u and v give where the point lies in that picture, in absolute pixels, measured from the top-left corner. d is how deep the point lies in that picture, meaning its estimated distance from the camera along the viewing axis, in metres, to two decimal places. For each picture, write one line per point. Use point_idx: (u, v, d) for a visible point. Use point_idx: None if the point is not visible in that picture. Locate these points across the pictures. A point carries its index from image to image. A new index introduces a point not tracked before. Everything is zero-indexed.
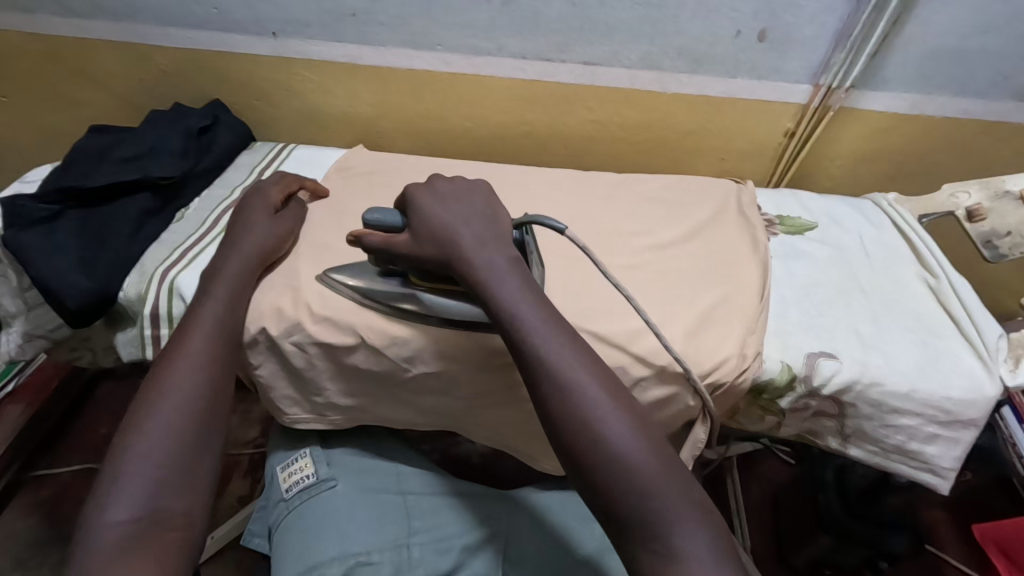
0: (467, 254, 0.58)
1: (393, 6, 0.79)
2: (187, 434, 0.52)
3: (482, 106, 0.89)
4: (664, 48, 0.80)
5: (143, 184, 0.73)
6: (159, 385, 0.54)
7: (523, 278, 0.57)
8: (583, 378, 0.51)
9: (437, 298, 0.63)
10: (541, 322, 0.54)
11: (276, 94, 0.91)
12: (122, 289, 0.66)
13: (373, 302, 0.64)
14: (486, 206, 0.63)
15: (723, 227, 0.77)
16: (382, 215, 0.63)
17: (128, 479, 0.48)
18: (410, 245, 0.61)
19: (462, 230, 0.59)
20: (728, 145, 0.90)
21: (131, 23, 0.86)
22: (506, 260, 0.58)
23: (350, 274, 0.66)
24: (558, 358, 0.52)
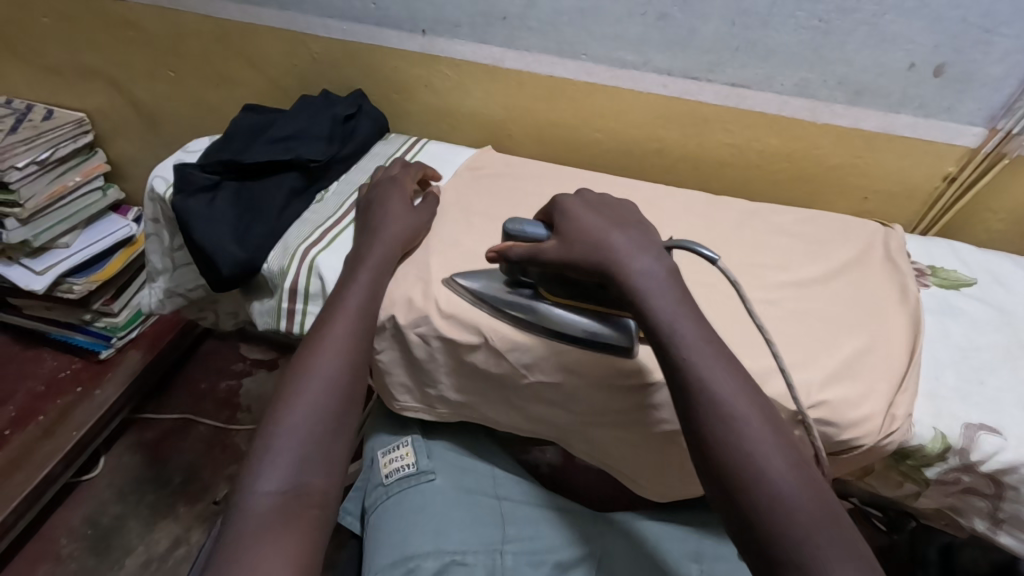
0: (617, 259, 0.57)
1: (547, 13, 0.81)
2: (327, 417, 0.56)
3: (615, 119, 0.88)
4: (824, 76, 0.76)
5: (293, 164, 0.77)
6: (307, 367, 0.58)
7: (682, 295, 0.56)
8: (739, 404, 0.50)
9: (567, 316, 0.63)
10: (701, 342, 0.52)
11: (415, 90, 0.94)
12: (266, 262, 0.70)
13: (501, 313, 0.64)
14: (636, 219, 0.63)
15: (869, 271, 0.72)
16: (526, 227, 0.63)
17: (279, 450, 0.53)
18: (559, 248, 0.60)
19: (615, 236, 0.59)
20: (876, 184, 0.84)
21: (297, 13, 0.92)
22: (667, 272, 0.57)
23: (480, 279, 0.65)
24: (713, 380, 0.51)
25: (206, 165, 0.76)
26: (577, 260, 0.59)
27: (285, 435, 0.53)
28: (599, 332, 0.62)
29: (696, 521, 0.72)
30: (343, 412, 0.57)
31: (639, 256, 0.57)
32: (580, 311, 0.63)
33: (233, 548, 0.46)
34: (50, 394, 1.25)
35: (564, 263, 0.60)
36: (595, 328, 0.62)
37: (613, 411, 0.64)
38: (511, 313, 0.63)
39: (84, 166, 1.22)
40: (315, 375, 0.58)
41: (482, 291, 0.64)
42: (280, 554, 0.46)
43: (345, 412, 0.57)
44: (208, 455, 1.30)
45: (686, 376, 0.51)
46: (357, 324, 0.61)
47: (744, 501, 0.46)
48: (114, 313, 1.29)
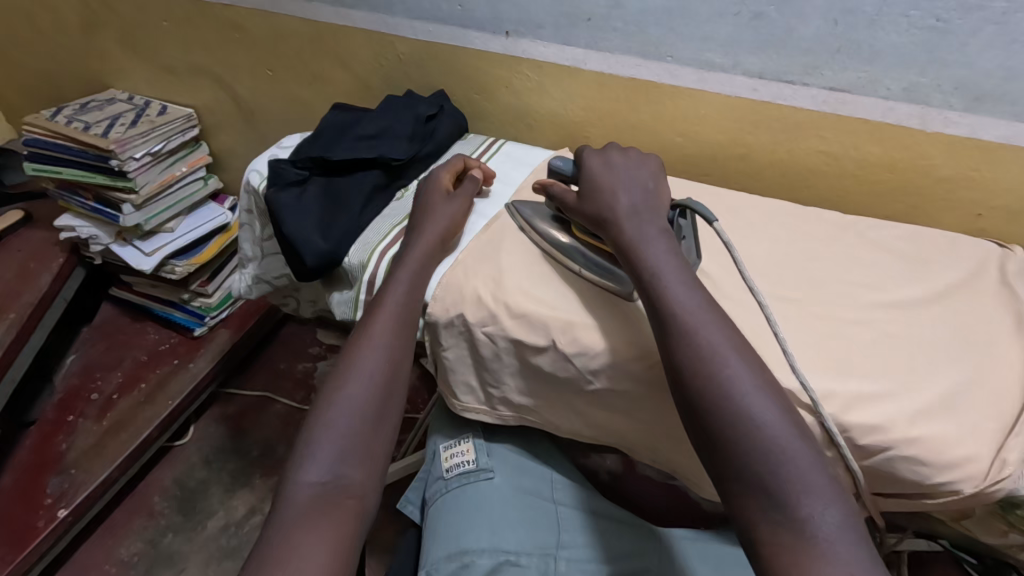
0: (614, 215, 0.64)
1: (633, 14, 0.79)
2: (367, 414, 0.59)
3: (699, 123, 0.84)
4: (938, 80, 0.70)
5: (377, 162, 0.81)
6: (349, 365, 0.62)
7: (674, 254, 0.60)
8: (720, 346, 0.52)
9: (586, 249, 0.68)
10: (682, 286, 0.57)
11: (495, 90, 0.94)
12: (347, 256, 0.73)
13: (534, 236, 0.72)
14: (651, 179, 0.70)
15: (978, 295, 0.65)
16: (564, 165, 0.74)
17: (321, 445, 0.56)
18: (579, 200, 0.69)
19: (619, 195, 0.66)
20: (993, 200, 0.76)
21: (386, 15, 0.95)
22: (660, 233, 0.62)
23: (527, 207, 0.75)
24: (694, 323, 0.54)
25: (297, 161, 0.81)
26: (585, 214, 0.67)
27: (327, 432, 0.57)
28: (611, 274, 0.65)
29: None
30: (383, 409, 0.60)
31: (637, 217, 0.64)
32: (596, 249, 0.68)
33: (277, 537, 0.50)
34: (151, 364, 1.37)
35: (581, 213, 0.68)
36: (607, 263, 0.66)
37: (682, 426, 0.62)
38: (539, 238, 0.72)
39: (190, 157, 1.33)
40: (356, 372, 0.61)
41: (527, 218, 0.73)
42: (319, 539, 0.50)
43: (386, 409, 0.60)
44: (284, 432, 1.38)
45: (670, 318, 0.54)
46: (397, 322, 0.64)
47: (715, 427, 0.49)
48: (208, 294, 1.40)
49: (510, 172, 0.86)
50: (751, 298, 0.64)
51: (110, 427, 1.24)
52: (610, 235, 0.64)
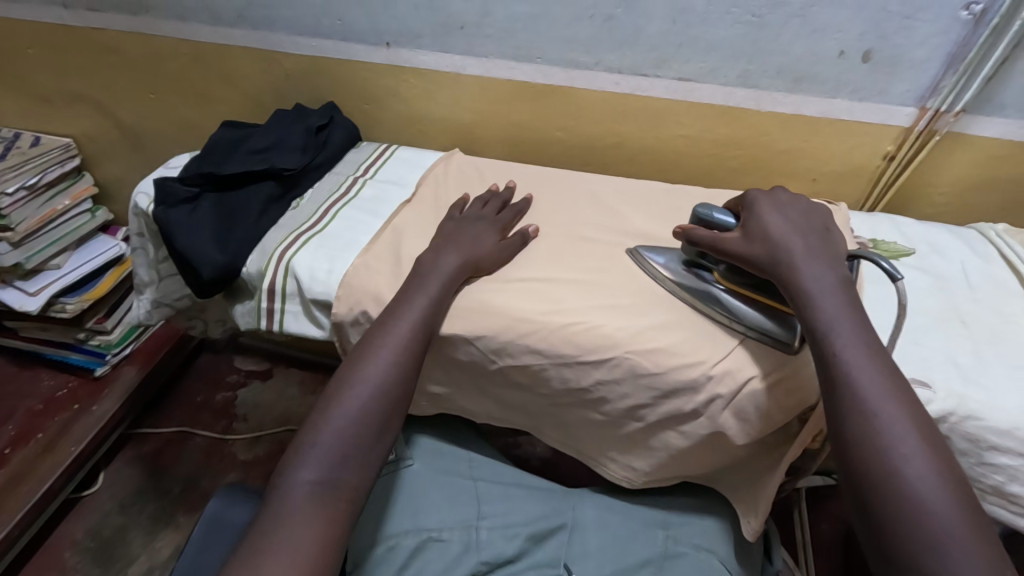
0: (783, 256, 0.61)
1: (502, 22, 0.86)
2: (363, 429, 0.58)
3: (575, 118, 0.92)
4: (763, 66, 0.81)
5: (268, 174, 0.82)
6: (357, 369, 0.61)
7: (845, 300, 0.58)
8: (877, 398, 0.51)
9: (735, 302, 0.65)
10: (847, 329, 0.55)
11: (385, 99, 0.98)
12: (246, 264, 0.75)
13: (679, 291, 0.69)
14: (822, 224, 0.66)
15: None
16: (715, 213, 0.69)
17: (319, 447, 0.56)
18: (742, 241, 0.64)
19: (788, 234, 0.63)
20: (823, 166, 0.89)
21: (267, 32, 0.97)
22: (838, 280, 0.59)
23: (665, 255, 0.72)
24: (859, 373, 0.53)
25: (186, 178, 0.80)
26: (751, 252, 0.63)
27: (318, 441, 0.56)
28: (768, 326, 0.63)
29: (664, 494, 0.77)
30: (379, 426, 0.59)
31: (813, 259, 0.61)
32: (749, 302, 0.65)
33: (263, 531, 0.50)
34: (48, 412, 1.29)
35: (745, 255, 0.63)
36: (763, 319, 0.64)
37: (577, 391, 0.67)
38: (677, 288, 0.69)
39: (73, 189, 1.27)
40: (364, 380, 0.60)
41: (664, 267, 0.71)
42: (305, 537, 0.50)
43: (382, 429, 0.59)
44: (206, 464, 1.33)
45: (837, 368, 0.54)
46: (413, 335, 0.62)
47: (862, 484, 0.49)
48: (107, 331, 1.33)
49: (405, 175, 0.90)
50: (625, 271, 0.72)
51: (4, 485, 1.15)
52: (787, 277, 0.60)
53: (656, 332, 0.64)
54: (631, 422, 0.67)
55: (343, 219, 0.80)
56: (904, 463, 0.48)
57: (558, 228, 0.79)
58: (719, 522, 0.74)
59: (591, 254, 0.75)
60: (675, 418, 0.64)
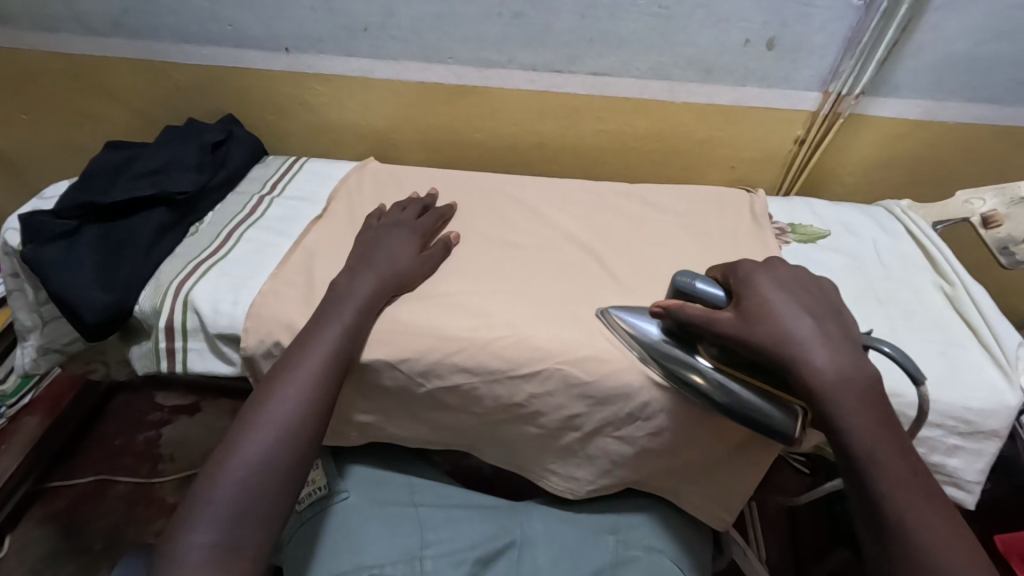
0: (792, 348, 0.52)
1: (406, 22, 0.80)
2: (270, 475, 0.53)
3: (493, 119, 0.90)
4: (674, 58, 0.81)
5: (158, 199, 0.74)
6: (262, 411, 0.56)
7: (876, 411, 0.50)
8: (937, 546, 0.45)
9: (733, 387, 0.57)
10: (843, 377, 0.51)
11: (290, 109, 0.92)
12: (138, 303, 0.68)
13: (664, 376, 0.60)
14: (827, 299, 0.57)
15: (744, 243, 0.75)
16: (696, 284, 0.59)
17: (218, 504, 0.51)
18: (736, 321, 0.55)
19: (793, 317, 0.54)
20: (738, 154, 0.91)
21: (148, 41, 0.88)
22: (861, 371, 0.51)
23: (642, 322, 0.62)
24: (910, 517, 0.46)
25: (60, 210, 0.71)
26: (750, 342, 0.53)
27: (216, 494, 0.51)
28: (765, 413, 0.57)
29: (611, 497, 0.75)
30: (290, 471, 0.54)
31: (825, 347, 0.52)
32: (749, 387, 0.57)
33: None
34: None
35: (741, 342, 0.54)
36: (765, 408, 0.57)
37: (512, 406, 0.64)
38: (654, 363, 0.60)
39: None
40: (270, 422, 0.55)
41: (643, 339, 0.61)
42: None
43: (294, 474, 0.54)
44: (130, 515, 1.16)
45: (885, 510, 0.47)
46: (326, 371, 0.58)
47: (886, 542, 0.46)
48: None
49: (316, 190, 0.85)
50: (553, 275, 0.70)
51: None
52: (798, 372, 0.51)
53: (587, 338, 0.63)
54: (570, 431, 0.65)
55: (249, 243, 0.74)
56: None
57: (482, 235, 0.76)
58: (666, 519, 0.73)
59: (517, 259, 0.72)
60: (614, 422, 0.63)
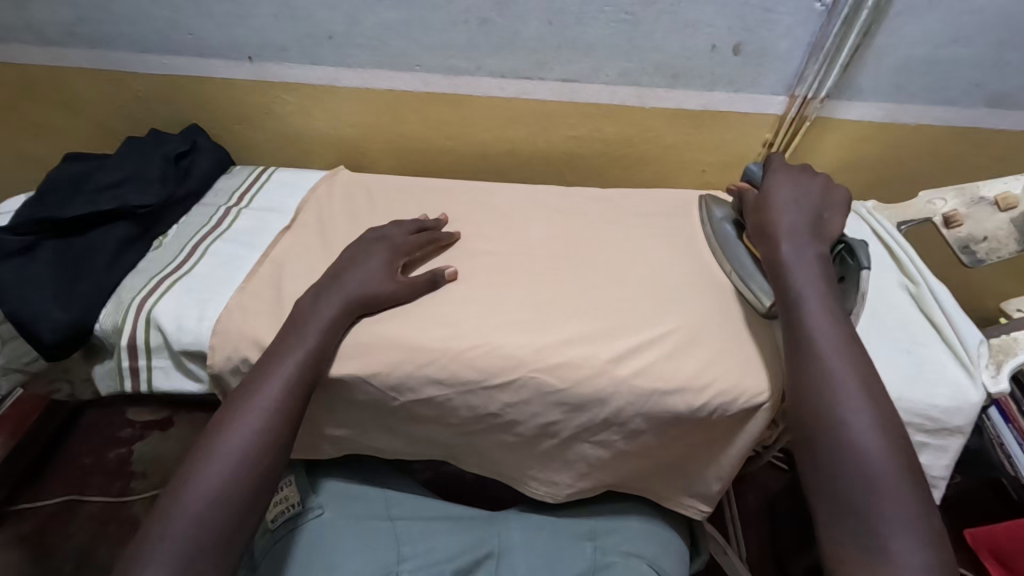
0: (770, 229, 0.64)
1: (372, 29, 0.80)
2: (227, 504, 0.52)
3: (464, 127, 0.90)
4: (642, 64, 0.81)
5: (119, 213, 0.72)
6: (222, 437, 0.55)
7: (823, 287, 0.59)
8: (843, 388, 0.53)
9: (746, 265, 0.70)
10: (806, 273, 0.60)
11: (258, 118, 0.91)
12: (99, 321, 0.66)
13: (709, 243, 0.76)
14: (829, 202, 0.67)
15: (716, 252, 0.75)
16: (752, 165, 0.75)
17: (172, 536, 0.50)
18: (753, 203, 0.69)
19: (786, 214, 0.65)
20: (708, 158, 0.92)
21: (106, 51, 0.85)
22: (817, 255, 0.62)
23: (721, 208, 0.78)
24: (831, 361, 0.54)
25: (14, 225, 0.68)
26: (754, 219, 0.67)
27: (171, 526, 0.50)
28: (753, 286, 0.68)
29: (590, 503, 0.75)
30: (250, 499, 0.53)
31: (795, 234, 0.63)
32: (758, 267, 0.69)
33: None
34: None
35: (750, 219, 0.68)
36: (759, 283, 0.68)
37: (486, 416, 0.63)
38: (707, 236, 0.77)
39: None
40: (229, 449, 0.54)
41: (716, 219, 0.77)
42: None
43: (253, 504, 0.53)
44: (101, 537, 1.05)
45: (808, 353, 0.55)
46: (289, 394, 0.57)
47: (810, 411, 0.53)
48: None
49: (285, 200, 0.83)
50: (525, 282, 0.70)
51: None
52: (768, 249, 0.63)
53: (559, 346, 0.62)
54: (545, 439, 0.65)
55: (215, 256, 0.73)
56: (858, 437, 0.50)
57: (453, 243, 0.75)
58: (644, 523, 0.73)
59: (489, 267, 0.72)
60: (589, 429, 0.63)
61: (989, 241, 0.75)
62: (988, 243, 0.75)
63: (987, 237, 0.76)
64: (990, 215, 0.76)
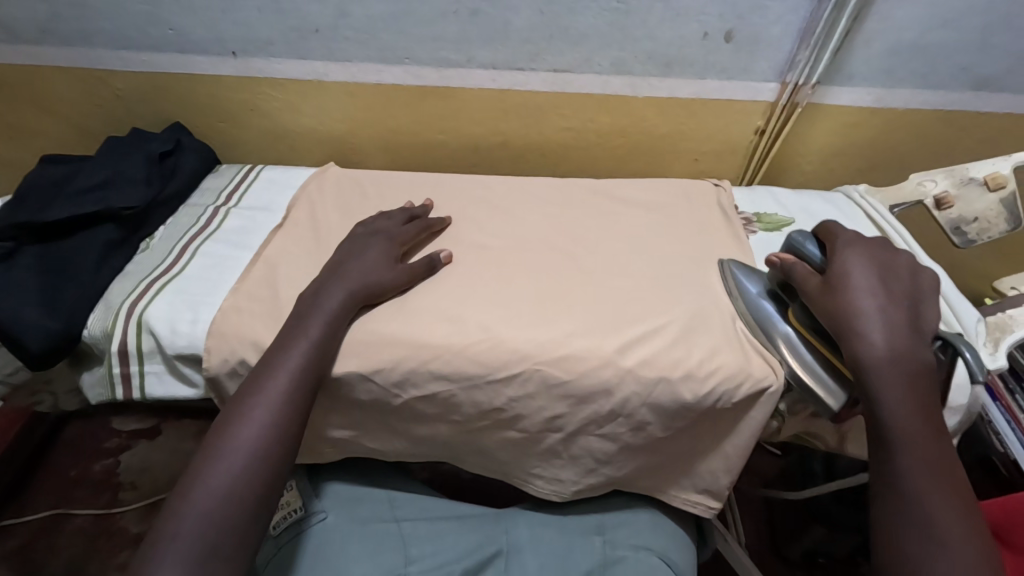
0: (857, 324, 0.56)
1: (360, 21, 0.78)
2: (237, 504, 0.51)
3: (455, 120, 0.88)
4: (634, 53, 0.81)
5: (103, 215, 0.70)
6: (227, 438, 0.53)
7: (920, 402, 0.53)
8: (946, 533, 0.48)
9: (808, 358, 0.61)
10: (886, 339, 0.55)
11: (243, 116, 0.89)
12: (87, 327, 0.64)
13: (748, 327, 0.65)
14: (905, 267, 0.62)
15: (715, 239, 0.75)
16: (806, 243, 0.65)
17: (182, 540, 0.48)
18: (813, 278, 0.61)
19: (863, 283, 0.58)
20: (701, 147, 0.92)
21: (82, 48, 0.82)
22: (915, 360, 0.55)
23: (754, 282, 0.68)
24: (926, 493, 0.50)
25: None
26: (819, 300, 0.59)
27: (180, 530, 0.49)
28: (823, 385, 0.59)
29: (596, 496, 0.75)
30: (260, 499, 0.52)
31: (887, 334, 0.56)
32: (823, 361, 0.60)
33: None
34: None
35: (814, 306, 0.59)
36: (827, 383, 0.59)
37: (492, 412, 0.63)
38: (742, 314, 0.66)
39: None
40: (235, 449, 0.53)
41: (751, 294, 0.66)
42: None
43: (264, 502, 0.52)
44: (91, 551, 1.02)
45: (904, 488, 0.50)
46: (293, 391, 0.56)
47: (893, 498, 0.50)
48: None
49: (275, 199, 0.81)
50: (525, 274, 0.69)
51: None
52: (853, 351, 0.55)
53: (563, 338, 0.62)
54: (551, 433, 0.64)
55: (205, 258, 0.71)
56: (941, 526, 0.48)
57: (451, 238, 0.74)
58: (651, 513, 0.73)
59: (488, 260, 0.71)
60: (595, 421, 0.62)
61: (978, 221, 0.77)
62: (977, 223, 0.77)
63: (977, 217, 0.77)
64: (979, 196, 0.77)
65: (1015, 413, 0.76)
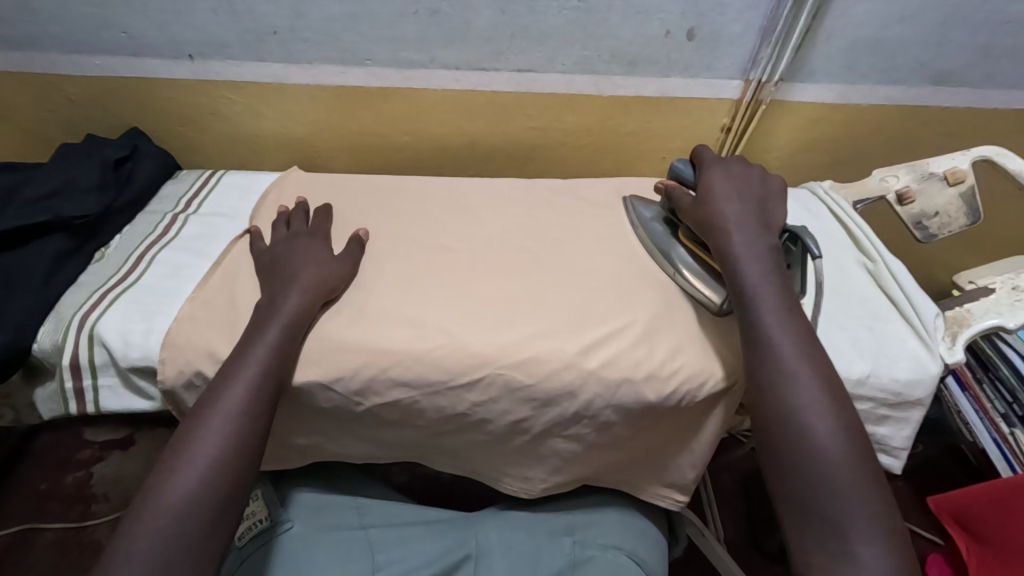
0: (721, 232, 0.63)
1: (318, 23, 0.76)
2: (194, 521, 0.49)
3: (421, 121, 0.87)
4: (597, 52, 0.80)
5: (54, 225, 0.68)
6: (182, 454, 0.52)
7: (776, 282, 0.59)
8: (804, 390, 0.53)
9: (692, 262, 0.69)
10: (756, 262, 0.59)
11: (202, 120, 0.87)
12: (37, 341, 0.62)
13: (646, 245, 0.73)
14: (768, 192, 0.68)
15: None
16: (682, 166, 0.71)
17: (137, 561, 0.47)
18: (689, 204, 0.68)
19: (728, 205, 0.65)
20: (668, 145, 0.92)
21: (33, 52, 0.80)
22: (768, 248, 0.61)
23: (649, 209, 0.76)
24: (800, 404, 0.52)
25: None
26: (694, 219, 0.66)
27: (134, 551, 0.47)
28: (703, 281, 0.67)
29: (567, 498, 0.75)
30: (218, 515, 0.51)
31: (743, 230, 0.62)
32: (703, 264, 0.68)
33: None
34: None
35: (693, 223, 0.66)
36: (706, 279, 0.67)
37: (456, 417, 0.62)
38: (642, 237, 0.74)
39: None
40: (191, 465, 0.51)
41: (644, 219, 0.75)
42: None
43: (221, 517, 0.51)
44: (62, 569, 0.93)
45: (768, 356, 0.55)
46: (250, 403, 0.54)
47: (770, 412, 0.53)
48: None
49: (236, 205, 0.80)
50: (489, 277, 0.69)
51: None
52: (719, 246, 0.62)
53: (526, 340, 0.61)
54: (517, 436, 0.64)
55: (162, 267, 0.70)
56: (815, 433, 0.51)
57: (415, 242, 0.73)
58: (621, 513, 0.73)
59: (451, 264, 0.70)
60: (560, 423, 0.62)
61: (940, 216, 0.78)
62: (939, 217, 0.78)
63: (938, 212, 0.78)
64: (939, 190, 0.78)
65: (983, 402, 0.76)
